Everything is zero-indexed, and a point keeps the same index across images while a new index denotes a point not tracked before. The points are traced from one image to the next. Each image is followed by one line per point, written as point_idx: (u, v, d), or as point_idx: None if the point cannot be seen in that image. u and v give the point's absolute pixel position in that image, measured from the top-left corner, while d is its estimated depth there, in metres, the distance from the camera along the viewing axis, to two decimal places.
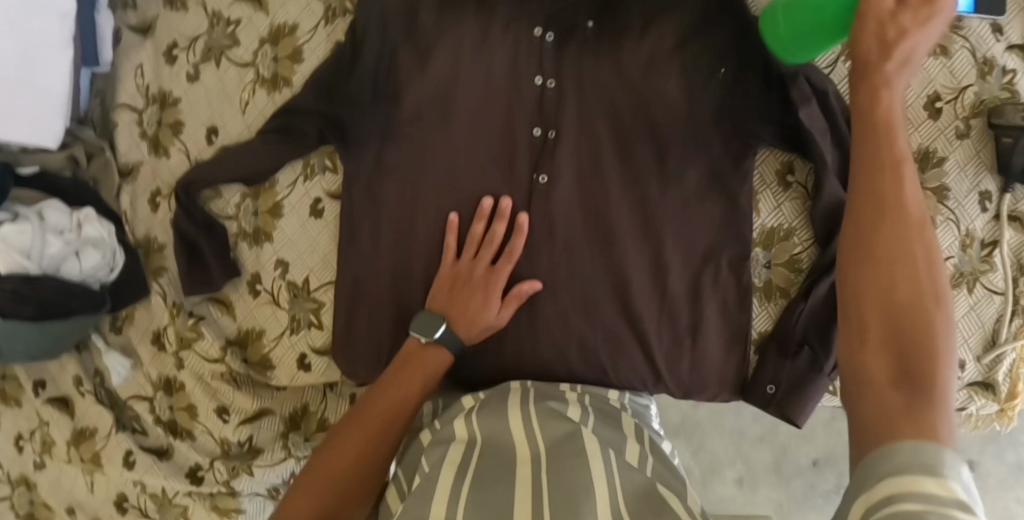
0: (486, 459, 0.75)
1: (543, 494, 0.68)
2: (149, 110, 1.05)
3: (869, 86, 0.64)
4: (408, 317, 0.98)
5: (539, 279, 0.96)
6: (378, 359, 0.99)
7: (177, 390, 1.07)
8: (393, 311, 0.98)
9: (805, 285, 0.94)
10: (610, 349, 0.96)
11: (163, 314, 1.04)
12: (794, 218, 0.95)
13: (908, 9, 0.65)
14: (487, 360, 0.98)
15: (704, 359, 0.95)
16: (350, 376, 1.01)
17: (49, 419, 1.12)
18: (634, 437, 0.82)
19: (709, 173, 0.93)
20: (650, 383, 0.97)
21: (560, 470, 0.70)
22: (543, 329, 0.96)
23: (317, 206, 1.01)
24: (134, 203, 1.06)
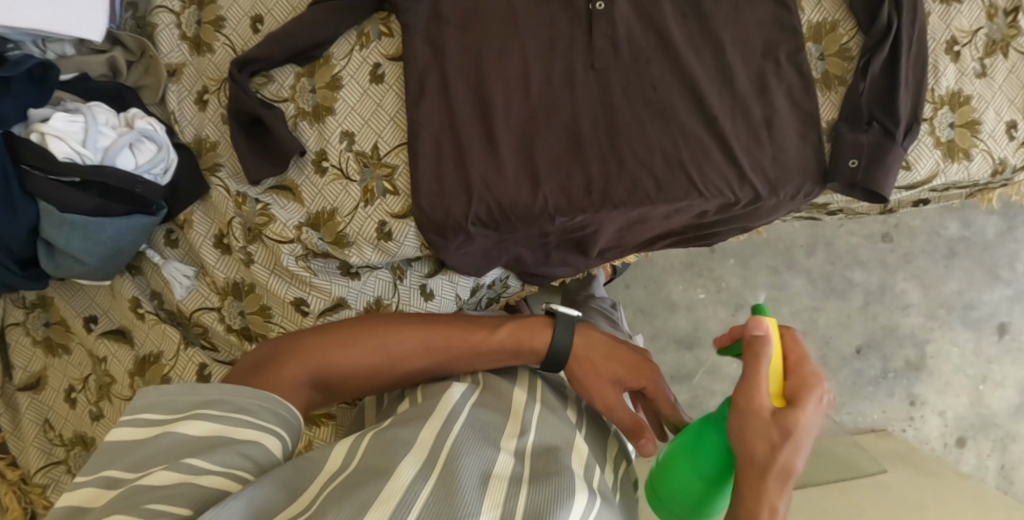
0: (465, 430, 0.76)
1: (525, 470, 0.71)
2: (187, 12, 1.03)
3: (756, 484, 0.71)
4: (495, 156, 0.98)
5: (613, 99, 0.99)
6: (467, 207, 0.97)
7: (248, 293, 1.01)
8: (475, 155, 0.97)
9: (860, 66, 0.99)
10: (693, 151, 0.98)
11: (226, 208, 1.00)
12: (835, 11, 1.01)
13: (779, 416, 0.71)
14: (574, 188, 0.98)
15: (783, 149, 0.99)
16: (437, 234, 0.99)
17: (106, 355, 1.03)
18: (615, 455, 0.95)
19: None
20: (736, 186, 0.99)
21: (543, 454, 0.76)
22: (626, 146, 0.98)
23: (377, 71, 1.00)
24: (181, 105, 1.02)
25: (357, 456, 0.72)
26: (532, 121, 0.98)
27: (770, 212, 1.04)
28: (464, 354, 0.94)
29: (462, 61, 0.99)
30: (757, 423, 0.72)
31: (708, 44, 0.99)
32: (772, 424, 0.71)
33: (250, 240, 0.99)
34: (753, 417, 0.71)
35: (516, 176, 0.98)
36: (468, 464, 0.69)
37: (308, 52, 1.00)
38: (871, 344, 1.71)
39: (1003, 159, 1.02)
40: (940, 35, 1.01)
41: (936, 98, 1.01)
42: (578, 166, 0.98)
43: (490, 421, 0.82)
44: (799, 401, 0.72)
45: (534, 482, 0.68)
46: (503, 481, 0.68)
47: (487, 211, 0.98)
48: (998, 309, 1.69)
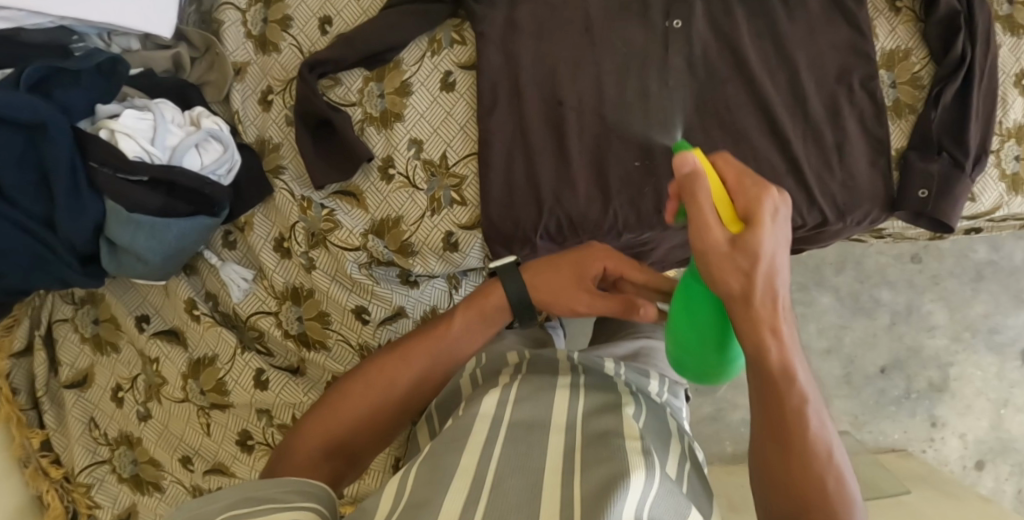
0: (509, 444, 0.72)
1: (576, 466, 0.69)
2: (253, 10, 1.01)
3: (749, 326, 0.66)
4: (567, 170, 0.97)
5: (687, 118, 0.98)
6: (538, 221, 0.96)
7: (306, 298, 1.00)
8: (546, 168, 0.97)
9: (932, 96, 0.99)
10: (764, 174, 0.98)
11: (289, 212, 0.98)
12: (908, 39, 1.00)
13: (741, 243, 0.63)
14: (642, 207, 0.97)
15: (854, 173, 0.98)
16: (505, 248, 0.98)
17: (156, 356, 1.01)
18: (676, 438, 0.83)
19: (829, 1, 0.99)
20: (804, 209, 0.98)
21: (595, 441, 0.73)
22: None
23: (448, 79, 0.98)
24: (244, 104, 1.01)
25: (409, 488, 0.68)
26: (603, 135, 0.97)
27: (831, 237, 1.03)
28: (434, 351, 0.91)
29: (534, 72, 0.97)
30: (723, 259, 0.63)
31: (782, 68, 0.99)
32: (740, 254, 0.63)
33: (312, 245, 0.98)
34: (713, 252, 0.63)
35: (586, 191, 0.97)
36: (516, 486, 0.66)
37: (378, 56, 0.98)
38: (895, 364, 1.72)
39: None
40: (1010, 68, 1.02)
41: (1004, 131, 1.01)
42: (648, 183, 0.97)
43: (534, 419, 0.78)
44: (756, 219, 0.63)
45: (588, 473, 0.67)
46: (555, 485, 0.66)
47: (556, 225, 0.97)
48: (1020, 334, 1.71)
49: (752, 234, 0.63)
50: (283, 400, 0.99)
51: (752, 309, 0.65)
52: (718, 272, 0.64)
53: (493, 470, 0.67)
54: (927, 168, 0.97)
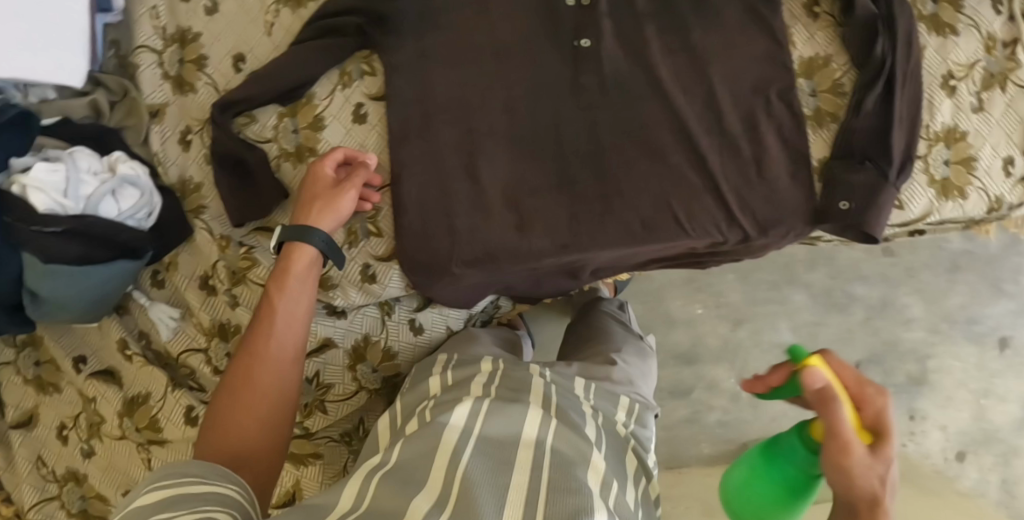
0: (476, 455, 0.77)
1: (540, 486, 0.74)
2: (169, 50, 1.02)
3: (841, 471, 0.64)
4: (479, 198, 0.96)
5: (601, 138, 0.96)
6: (455, 251, 0.96)
7: (234, 334, 1.01)
8: (458, 197, 0.96)
9: (854, 103, 0.96)
10: (682, 191, 0.95)
11: (210, 252, 1.00)
12: (828, 45, 0.98)
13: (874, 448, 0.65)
14: (559, 232, 0.96)
15: (776, 185, 0.96)
16: (422, 279, 0.98)
17: (94, 395, 1.04)
18: (634, 477, 0.89)
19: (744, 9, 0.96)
20: (723, 226, 0.96)
21: (560, 466, 0.78)
22: (613, 187, 0.95)
23: (359, 111, 0.98)
24: (164, 146, 1.02)
25: (370, 494, 0.73)
26: (515, 162, 0.96)
27: (758, 250, 1.01)
28: (271, 342, 0.88)
29: (442, 100, 0.96)
30: (862, 469, 0.63)
31: (698, 80, 0.96)
32: (880, 464, 0.64)
33: (233, 283, 0.99)
34: (857, 464, 0.63)
35: (500, 218, 0.96)
36: (482, 494, 0.71)
37: (289, 93, 0.99)
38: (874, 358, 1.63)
39: (999, 197, 1.00)
40: (936, 70, 0.99)
41: (931, 135, 0.98)
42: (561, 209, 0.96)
43: (504, 436, 0.83)
44: (885, 434, 0.65)
45: (552, 503, 0.71)
46: (522, 502, 0.72)
47: (470, 254, 0.96)
48: (1000, 324, 1.60)
49: (884, 444, 0.65)
50: None
51: (865, 503, 0.64)
52: (845, 474, 0.63)
53: (459, 480, 0.73)
54: (852, 178, 0.94)
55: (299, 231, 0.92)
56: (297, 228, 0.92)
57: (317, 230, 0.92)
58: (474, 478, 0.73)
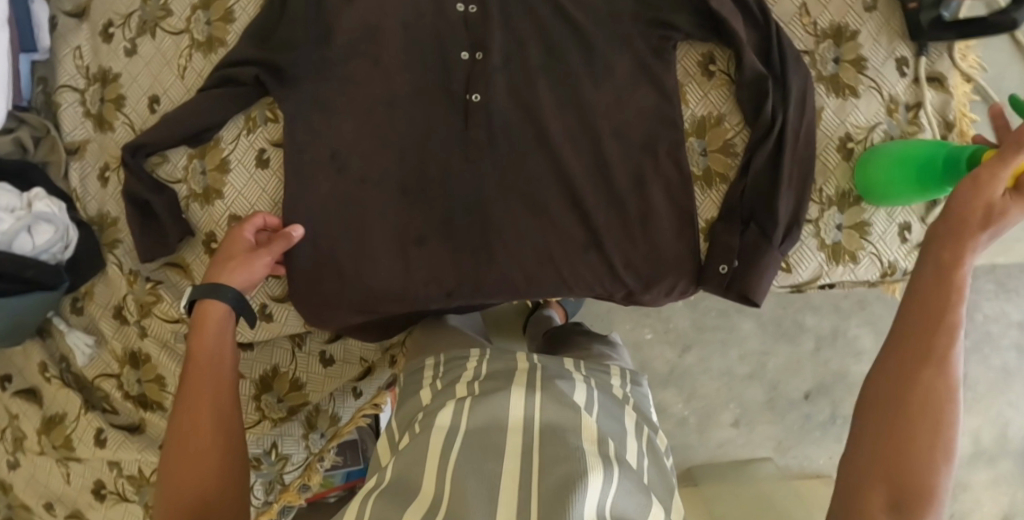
0: (467, 444, 0.80)
1: (533, 467, 0.77)
2: (91, 90, 1.07)
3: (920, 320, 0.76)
4: (368, 245, 0.99)
5: (488, 192, 0.98)
6: (347, 294, 1.00)
7: (144, 363, 1.06)
8: (348, 244, 0.99)
9: (743, 164, 0.96)
10: (563, 246, 0.98)
11: (121, 285, 1.06)
12: (722, 104, 0.98)
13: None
14: (444, 281, 0.99)
15: (659, 245, 0.97)
16: (319, 317, 1.03)
17: (18, 412, 1.10)
18: (634, 433, 0.90)
19: (636, 68, 0.97)
20: (606, 281, 0.98)
21: (551, 439, 0.81)
22: (496, 238, 0.98)
23: (262, 156, 1.03)
24: (84, 182, 1.07)
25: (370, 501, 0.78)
26: (402, 210, 0.99)
27: (643, 304, 1.03)
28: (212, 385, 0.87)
29: (338, 148, 0.99)
30: None
31: (587, 138, 0.97)
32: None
33: (141, 315, 1.05)
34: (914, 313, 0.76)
35: (387, 266, 0.99)
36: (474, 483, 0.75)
37: (197, 136, 1.03)
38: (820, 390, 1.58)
39: (893, 262, 0.99)
40: (834, 131, 0.98)
41: (824, 199, 0.98)
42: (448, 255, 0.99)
43: (494, 420, 0.84)
44: None
45: (548, 472, 0.76)
46: (514, 486, 0.75)
47: (361, 296, 1.00)
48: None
49: None
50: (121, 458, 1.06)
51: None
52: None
53: (449, 484, 0.76)
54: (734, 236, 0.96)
55: (211, 287, 0.91)
56: (210, 286, 0.92)
57: (228, 286, 0.92)
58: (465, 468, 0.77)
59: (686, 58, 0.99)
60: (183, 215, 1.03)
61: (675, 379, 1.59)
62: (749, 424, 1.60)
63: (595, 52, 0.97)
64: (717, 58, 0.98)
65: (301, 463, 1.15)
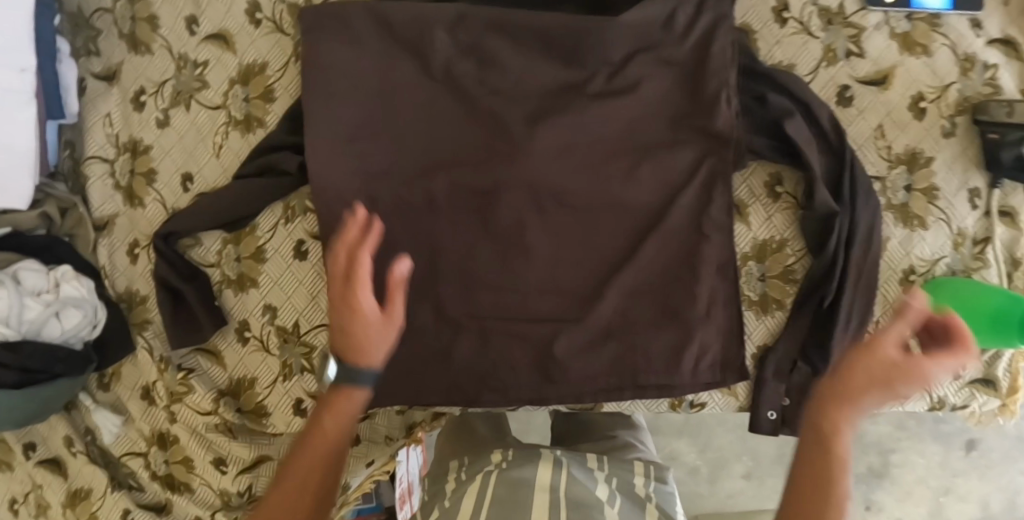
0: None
1: None
2: (120, 160, 1.03)
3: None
4: (412, 334, 0.96)
5: (533, 285, 0.95)
6: (387, 382, 0.97)
7: (172, 443, 1.04)
8: (394, 335, 0.96)
9: (803, 295, 0.93)
10: (614, 348, 0.95)
11: (151, 370, 1.02)
12: (785, 228, 0.94)
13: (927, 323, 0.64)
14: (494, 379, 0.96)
15: (704, 355, 0.95)
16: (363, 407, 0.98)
17: (41, 482, 1.09)
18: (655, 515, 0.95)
19: (691, 163, 0.94)
20: (661, 376, 0.95)
21: None
22: (531, 331, 0.95)
23: (301, 247, 0.98)
24: (113, 258, 1.03)
25: None
26: (438, 295, 0.96)
27: (682, 392, 0.95)
28: (345, 388, 0.73)
29: (395, 239, 0.96)
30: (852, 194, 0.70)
31: (626, 231, 0.95)
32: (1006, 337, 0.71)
33: (171, 401, 1.02)
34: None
35: (421, 353, 0.97)
36: None
37: (233, 223, 0.98)
38: None
39: (942, 397, 0.97)
40: (897, 263, 0.95)
41: (880, 332, 0.95)
42: (466, 326, 0.96)
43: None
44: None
45: None
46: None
47: (392, 384, 0.97)
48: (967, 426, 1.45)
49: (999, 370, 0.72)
50: None
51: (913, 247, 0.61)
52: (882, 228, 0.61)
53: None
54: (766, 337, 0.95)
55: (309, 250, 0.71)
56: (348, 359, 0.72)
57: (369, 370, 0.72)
58: None
59: (753, 177, 0.95)
60: (215, 302, 0.99)
61: (690, 429, 1.54)
62: (758, 477, 1.55)
63: (651, 150, 0.94)
64: (785, 180, 0.94)
65: None
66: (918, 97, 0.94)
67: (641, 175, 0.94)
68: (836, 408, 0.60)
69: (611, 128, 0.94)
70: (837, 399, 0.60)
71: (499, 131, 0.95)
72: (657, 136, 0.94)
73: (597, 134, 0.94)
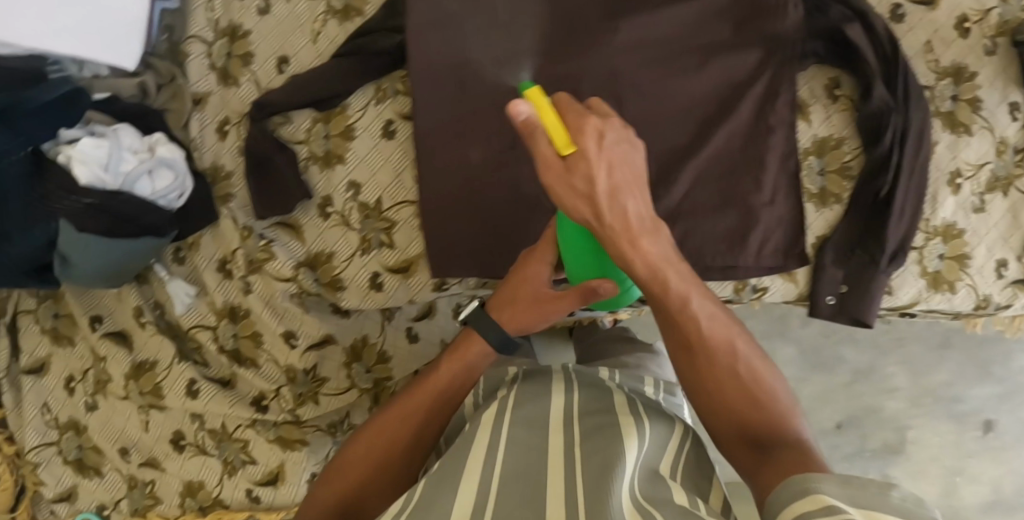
0: (514, 448, 0.76)
1: (576, 469, 0.72)
2: (218, 43, 1.08)
3: (613, 243, 0.72)
4: (490, 210, 1.01)
5: None
6: (466, 252, 1.02)
7: (243, 317, 1.07)
8: (475, 210, 1.02)
9: (860, 188, 1.00)
10: (682, 230, 1.00)
11: (232, 239, 1.06)
12: (843, 127, 1.02)
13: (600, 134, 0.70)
14: None
15: (767, 239, 1.00)
16: (442, 276, 1.02)
17: (105, 355, 1.10)
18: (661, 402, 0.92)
19: (755, 63, 1.00)
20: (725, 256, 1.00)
21: (597, 437, 0.76)
22: None
23: (389, 127, 1.04)
24: (202, 133, 1.08)
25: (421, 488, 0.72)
26: (517, 173, 1.01)
27: (746, 275, 1.01)
28: (428, 390, 0.88)
29: (475, 119, 1.01)
30: (564, 187, 0.71)
31: (694, 123, 1.01)
32: (578, 172, 0.70)
33: (249, 271, 1.05)
34: (556, 180, 0.71)
35: (495, 227, 1.01)
36: (517, 455, 0.75)
37: (325, 100, 1.03)
38: (849, 421, 1.57)
39: (987, 296, 1.03)
40: (944, 165, 1.02)
41: (930, 228, 1.02)
42: (541, 204, 1.01)
43: (535, 420, 0.81)
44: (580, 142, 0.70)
45: (588, 469, 0.71)
46: (561, 487, 0.70)
47: (468, 252, 1.02)
48: (980, 406, 1.54)
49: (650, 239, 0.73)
50: (212, 409, 1.08)
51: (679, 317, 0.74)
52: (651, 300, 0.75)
53: (493, 493, 0.70)
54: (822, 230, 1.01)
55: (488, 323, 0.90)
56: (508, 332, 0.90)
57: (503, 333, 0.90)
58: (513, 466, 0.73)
59: (812, 80, 1.03)
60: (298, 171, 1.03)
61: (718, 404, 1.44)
62: None
63: (716, 51, 1.01)
64: (842, 83, 1.02)
65: None
66: (962, 18, 1.02)
67: (710, 71, 1.01)
68: (731, 438, 0.73)
69: (682, 28, 1.01)
70: (756, 422, 0.72)
71: (579, 27, 1.01)
72: (723, 38, 1.01)
73: (666, 35, 1.01)
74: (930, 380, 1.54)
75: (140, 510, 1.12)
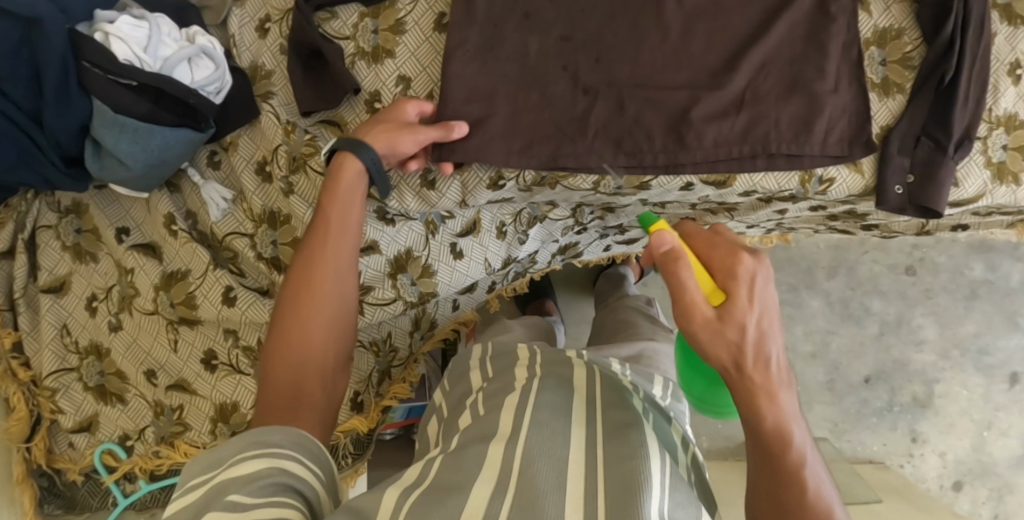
0: (536, 432, 0.68)
1: (598, 466, 0.66)
2: None
3: (745, 391, 0.65)
4: (548, 99, 0.97)
5: (665, 54, 0.96)
6: (525, 145, 0.97)
7: (281, 223, 1.01)
8: (534, 102, 0.97)
9: (922, 78, 0.96)
10: (750, 124, 0.95)
11: (273, 135, 1.00)
12: (904, 18, 0.98)
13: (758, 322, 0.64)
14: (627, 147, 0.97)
15: (833, 127, 0.96)
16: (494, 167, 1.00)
17: (132, 267, 1.04)
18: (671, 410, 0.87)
19: None
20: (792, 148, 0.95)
21: (615, 438, 0.70)
22: (665, 97, 0.95)
23: (441, 20, 0.98)
24: (242, 30, 1.02)
25: (436, 466, 0.67)
26: (575, 63, 0.97)
27: (810, 163, 0.97)
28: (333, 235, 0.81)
29: (531, 8, 0.97)
30: (710, 336, 0.64)
31: (757, 12, 0.96)
32: (726, 328, 0.64)
33: (292, 170, 0.99)
34: (703, 329, 0.64)
35: (554, 120, 0.97)
36: (543, 437, 0.68)
37: None
38: (879, 375, 1.47)
39: None
40: (1003, 56, 0.96)
41: (992, 118, 0.97)
42: (602, 91, 0.96)
43: (559, 406, 0.74)
44: (735, 299, 0.64)
45: (612, 470, 0.65)
46: (581, 478, 0.64)
47: (523, 143, 0.97)
48: (1012, 358, 1.44)
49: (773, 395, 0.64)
50: (248, 318, 1.01)
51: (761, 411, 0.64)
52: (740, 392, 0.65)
53: (518, 472, 0.64)
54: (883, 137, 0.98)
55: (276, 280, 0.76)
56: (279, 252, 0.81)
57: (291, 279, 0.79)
58: (535, 450, 0.66)
59: None
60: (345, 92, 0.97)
61: None
62: (807, 403, 1.48)
63: None
64: None
65: (404, 358, 1.16)
66: None
67: None
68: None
69: None
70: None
71: None
72: None
73: None
74: (965, 328, 1.45)
75: (167, 437, 1.04)
